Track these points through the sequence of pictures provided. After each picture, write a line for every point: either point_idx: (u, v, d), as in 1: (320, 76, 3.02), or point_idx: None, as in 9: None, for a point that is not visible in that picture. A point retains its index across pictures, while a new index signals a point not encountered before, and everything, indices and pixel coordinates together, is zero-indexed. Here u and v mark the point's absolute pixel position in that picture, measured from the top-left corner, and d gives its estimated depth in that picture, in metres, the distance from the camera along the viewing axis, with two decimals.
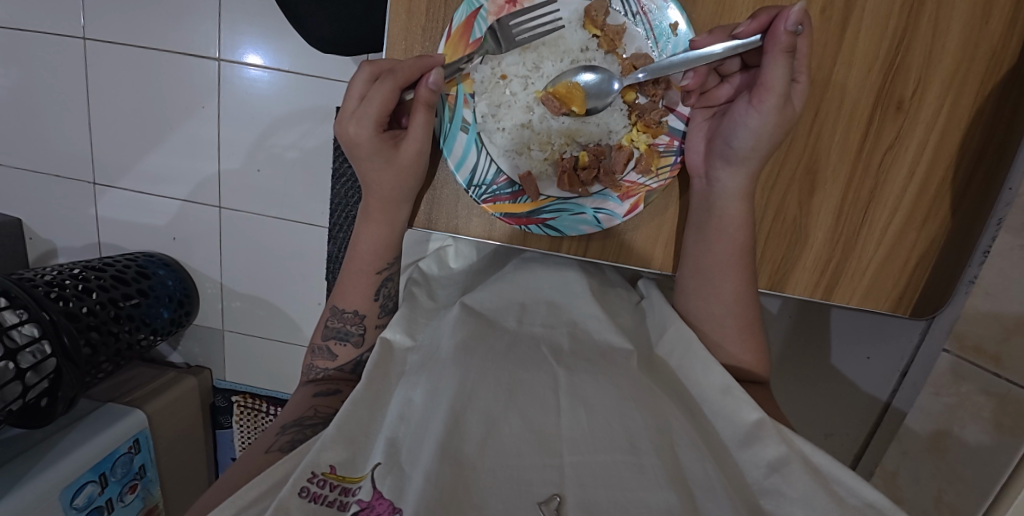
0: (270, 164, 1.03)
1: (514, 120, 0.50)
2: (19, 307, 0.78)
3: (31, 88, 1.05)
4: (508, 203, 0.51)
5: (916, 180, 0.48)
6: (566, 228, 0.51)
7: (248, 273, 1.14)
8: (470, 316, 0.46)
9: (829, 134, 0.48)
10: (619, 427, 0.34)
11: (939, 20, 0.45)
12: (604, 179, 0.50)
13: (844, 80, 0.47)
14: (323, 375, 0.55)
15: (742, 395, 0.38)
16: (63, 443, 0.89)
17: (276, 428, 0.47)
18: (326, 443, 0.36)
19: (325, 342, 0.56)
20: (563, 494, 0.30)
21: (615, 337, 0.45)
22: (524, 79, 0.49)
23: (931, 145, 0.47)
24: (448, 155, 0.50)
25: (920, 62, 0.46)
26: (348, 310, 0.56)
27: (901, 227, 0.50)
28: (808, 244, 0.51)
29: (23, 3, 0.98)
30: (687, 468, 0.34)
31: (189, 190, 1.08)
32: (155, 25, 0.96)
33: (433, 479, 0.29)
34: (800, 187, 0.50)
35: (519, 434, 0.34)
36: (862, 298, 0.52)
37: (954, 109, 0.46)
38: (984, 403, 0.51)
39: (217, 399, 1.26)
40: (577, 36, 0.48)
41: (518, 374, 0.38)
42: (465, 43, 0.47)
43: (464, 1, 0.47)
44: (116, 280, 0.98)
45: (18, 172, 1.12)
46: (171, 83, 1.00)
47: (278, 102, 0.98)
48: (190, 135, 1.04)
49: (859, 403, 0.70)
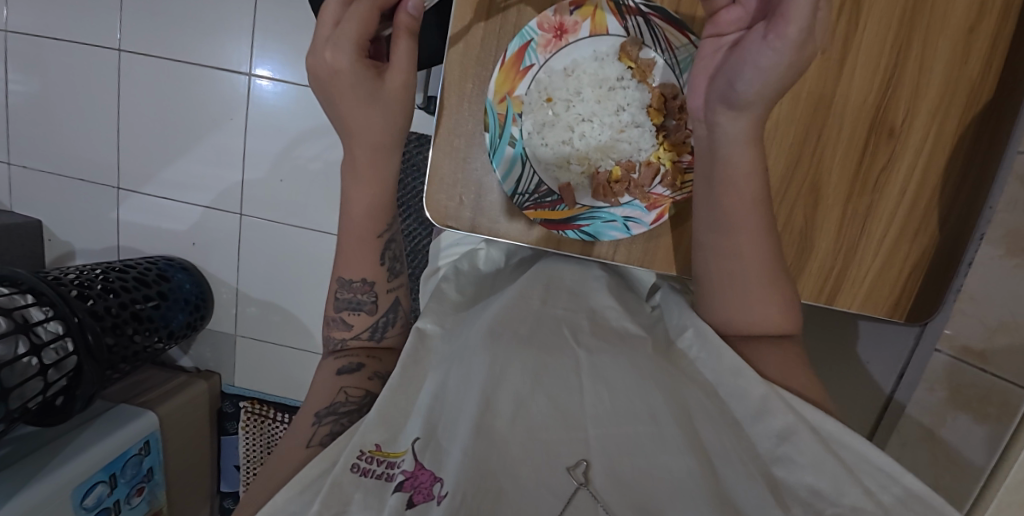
0: (293, 175, 1.11)
1: (556, 138, 0.55)
2: (45, 304, 0.81)
3: (69, 96, 1.15)
4: (548, 209, 0.55)
5: (908, 197, 0.52)
6: (599, 235, 0.55)
7: (266, 279, 1.19)
8: (514, 302, 0.49)
9: (830, 156, 0.52)
10: (640, 403, 0.37)
11: (924, 57, 0.49)
12: (634, 191, 0.54)
13: (841, 111, 0.51)
14: (341, 346, 0.56)
15: (751, 375, 0.40)
16: (77, 441, 0.92)
17: (310, 417, 0.47)
18: (370, 425, 0.39)
19: (338, 314, 0.56)
20: (589, 460, 0.33)
21: (631, 325, 0.49)
22: (567, 103, 0.54)
23: (921, 166, 0.52)
24: (495, 167, 0.54)
25: (909, 94, 0.50)
26: (356, 280, 0.55)
27: (896, 240, 0.54)
28: (813, 253, 0.55)
29: (71, 21, 1.10)
30: (704, 436, 0.37)
31: (213, 197, 1.16)
32: (191, 43, 1.07)
33: (470, 452, 0.32)
34: (805, 202, 0.54)
35: (547, 414, 0.36)
36: (862, 302, 0.55)
37: (939, 136, 0.51)
38: (972, 395, 0.56)
39: (224, 405, 1.29)
40: (614, 67, 0.53)
41: (542, 357, 0.41)
42: (517, 70, 0.52)
43: (517, 34, 0.51)
44: (138, 282, 1.03)
45: (45, 175, 1.20)
46: (200, 95, 1.10)
47: (303, 116, 1.08)
48: (216, 145, 1.13)
49: (862, 398, 0.73)
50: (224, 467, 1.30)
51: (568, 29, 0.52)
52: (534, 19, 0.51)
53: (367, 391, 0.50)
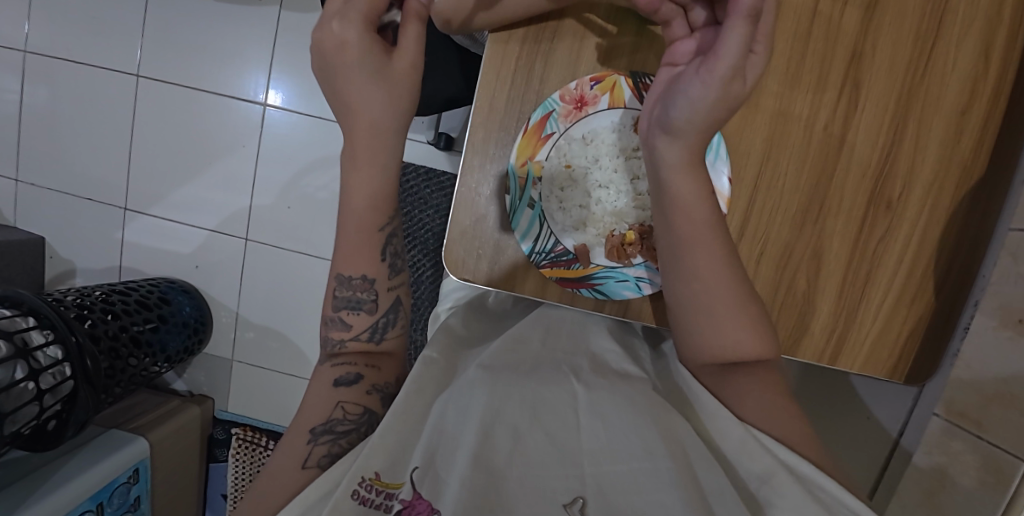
0: (301, 203, 1.15)
1: (573, 201, 0.52)
2: (46, 328, 0.82)
3: (85, 117, 1.19)
4: (564, 267, 0.52)
5: (905, 266, 0.51)
6: (612, 293, 0.52)
7: (266, 305, 1.21)
8: (509, 344, 0.51)
9: (832, 226, 0.51)
10: (635, 438, 0.37)
11: (920, 137, 0.50)
12: (646, 253, 0.51)
13: (841, 184, 0.50)
14: (340, 348, 0.49)
15: (727, 416, 0.41)
16: (65, 469, 0.90)
17: (304, 435, 0.43)
18: (373, 449, 0.38)
19: (337, 314, 0.51)
20: (584, 498, 0.34)
21: (630, 365, 0.50)
22: (586, 169, 0.52)
23: (916, 238, 0.51)
24: (512, 226, 0.52)
25: (905, 170, 0.50)
26: (356, 276, 0.50)
27: (894, 305, 0.52)
28: (815, 316, 0.52)
29: (95, 47, 1.16)
30: (702, 479, 0.36)
31: (219, 221, 1.19)
32: (208, 72, 1.13)
33: (467, 484, 0.33)
34: (807, 269, 0.52)
35: (544, 450, 0.37)
36: (863, 364, 0.53)
37: (934, 211, 0.51)
38: (971, 461, 0.57)
39: (216, 430, 1.29)
40: (632, 137, 0.52)
41: (540, 391, 0.42)
42: (538, 138, 0.51)
43: (540, 104, 0.50)
44: (140, 305, 1.04)
45: (51, 192, 1.23)
46: (214, 122, 1.15)
47: (313, 145, 1.12)
48: (226, 170, 1.17)
49: (868, 451, 0.73)
50: (212, 496, 1.28)
51: (588, 101, 0.50)
52: (557, 91, 0.50)
53: (365, 408, 0.46)
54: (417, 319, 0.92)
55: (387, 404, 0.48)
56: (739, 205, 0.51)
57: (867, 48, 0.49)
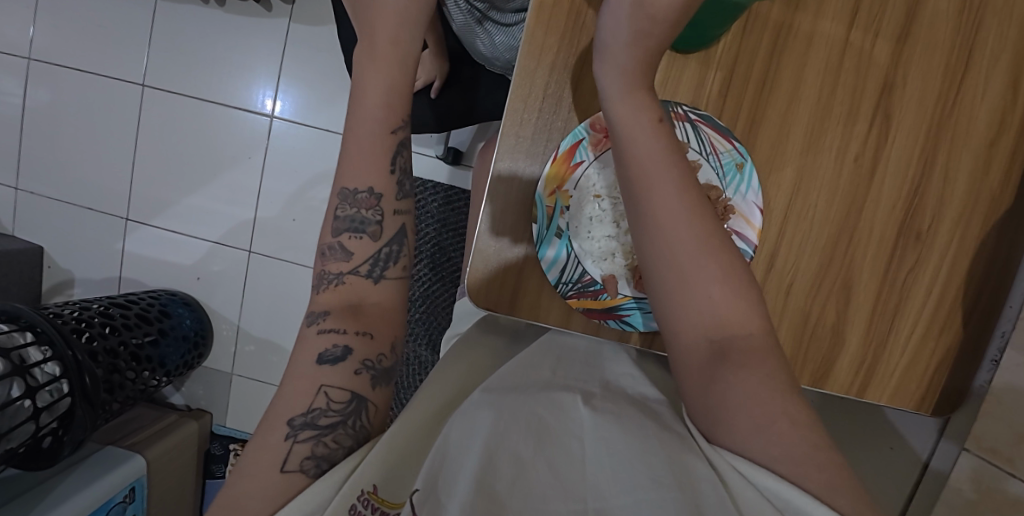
0: (306, 216, 1.15)
1: (602, 232, 0.51)
2: (43, 343, 0.81)
3: (89, 127, 1.20)
4: (591, 298, 0.50)
5: (935, 298, 0.51)
6: (640, 324, 0.51)
7: (269, 318, 1.21)
8: (518, 370, 0.50)
9: (861, 257, 0.50)
10: (641, 466, 0.35)
11: (948, 170, 0.50)
12: None
13: (871, 216, 0.50)
14: (338, 280, 0.42)
15: None
16: (61, 488, 0.88)
17: (280, 429, 0.35)
18: (371, 461, 0.34)
19: (336, 239, 0.43)
20: None
21: (646, 392, 0.49)
22: (615, 200, 0.51)
23: (945, 270, 0.51)
24: (538, 257, 0.50)
25: (935, 201, 0.50)
26: (361, 189, 0.43)
27: (923, 337, 0.52)
28: (844, 349, 0.52)
29: (102, 58, 1.17)
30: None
31: (223, 233, 1.19)
32: (215, 84, 1.14)
33: (467, 509, 0.32)
34: (837, 301, 0.51)
35: (547, 482, 0.35)
36: (891, 396, 0.53)
37: (962, 243, 0.50)
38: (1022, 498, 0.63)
39: (213, 446, 1.28)
40: None
41: (546, 418, 0.41)
42: (568, 166, 0.49)
43: (570, 132, 0.49)
44: (140, 319, 1.03)
45: (51, 202, 1.23)
46: (221, 132, 1.15)
47: (318, 157, 1.13)
48: (231, 181, 1.17)
49: (895, 477, 0.76)
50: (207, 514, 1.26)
51: None
52: (588, 119, 0.49)
53: (354, 393, 0.38)
54: (421, 333, 0.92)
55: (379, 383, 0.40)
56: (768, 237, 0.50)
57: (898, 81, 0.48)
